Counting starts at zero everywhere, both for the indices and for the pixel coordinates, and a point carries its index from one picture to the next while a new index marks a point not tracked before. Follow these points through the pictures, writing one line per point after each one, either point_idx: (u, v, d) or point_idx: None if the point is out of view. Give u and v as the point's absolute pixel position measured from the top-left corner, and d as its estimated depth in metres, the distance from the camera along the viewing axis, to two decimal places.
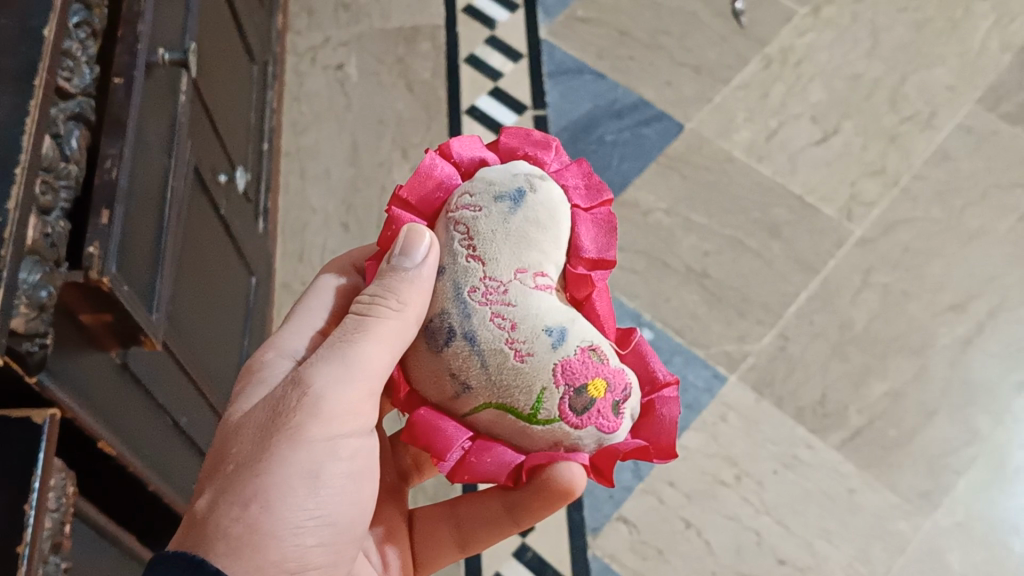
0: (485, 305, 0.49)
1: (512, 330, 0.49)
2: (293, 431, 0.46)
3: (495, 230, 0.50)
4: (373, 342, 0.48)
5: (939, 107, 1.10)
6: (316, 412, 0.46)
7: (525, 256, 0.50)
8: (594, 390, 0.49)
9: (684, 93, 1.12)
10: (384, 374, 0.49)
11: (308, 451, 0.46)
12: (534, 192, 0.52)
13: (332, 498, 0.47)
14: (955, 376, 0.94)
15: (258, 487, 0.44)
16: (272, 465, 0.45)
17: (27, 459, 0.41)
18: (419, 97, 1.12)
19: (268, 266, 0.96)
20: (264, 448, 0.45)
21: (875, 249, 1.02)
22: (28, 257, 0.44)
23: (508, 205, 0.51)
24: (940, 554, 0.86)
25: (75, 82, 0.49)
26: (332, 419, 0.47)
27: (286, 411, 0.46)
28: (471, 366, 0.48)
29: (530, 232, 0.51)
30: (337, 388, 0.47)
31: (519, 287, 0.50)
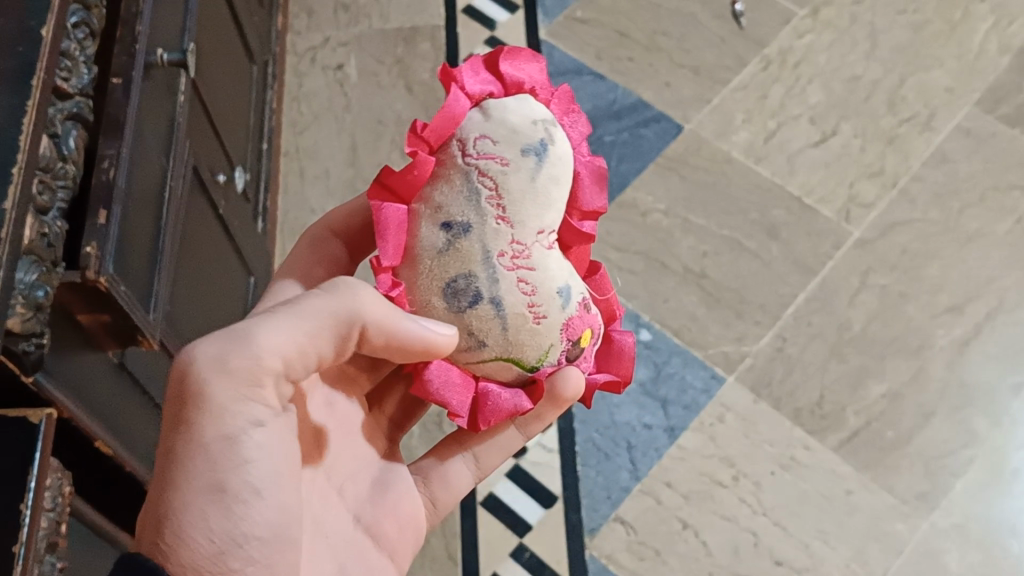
0: (512, 267, 0.50)
1: (531, 292, 0.51)
2: (186, 426, 0.45)
3: (523, 188, 0.50)
4: (274, 327, 0.46)
5: (937, 109, 1.10)
6: (207, 408, 0.45)
7: (546, 217, 0.52)
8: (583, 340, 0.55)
9: (683, 94, 1.12)
10: (287, 355, 0.47)
11: (220, 448, 0.45)
12: (554, 142, 0.52)
13: (254, 499, 0.46)
14: (953, 377, 0.94)
15: (169, 485, 0.44)
16: (184, 462, 0.44)
17: (24, 458, 0.41)
18: (418, 98, 1.12)
19: (267, 265, 0.97)
20: (170, 443, 0.45)
21: (873, 250, 1.02)
22: (25, 258, 0.44)
23: (536, 158, 0.51)
24: (937, 556, 0.87)
25: (72, 82, 0.50)
26: (221, 417, 0.45)
27: (178, 401, 0.45)
28: (494, 327, 0.51)
29: (553, 189, 0.51)
30: (242, 378, 0.45)
31: (539, 246, 0.52)
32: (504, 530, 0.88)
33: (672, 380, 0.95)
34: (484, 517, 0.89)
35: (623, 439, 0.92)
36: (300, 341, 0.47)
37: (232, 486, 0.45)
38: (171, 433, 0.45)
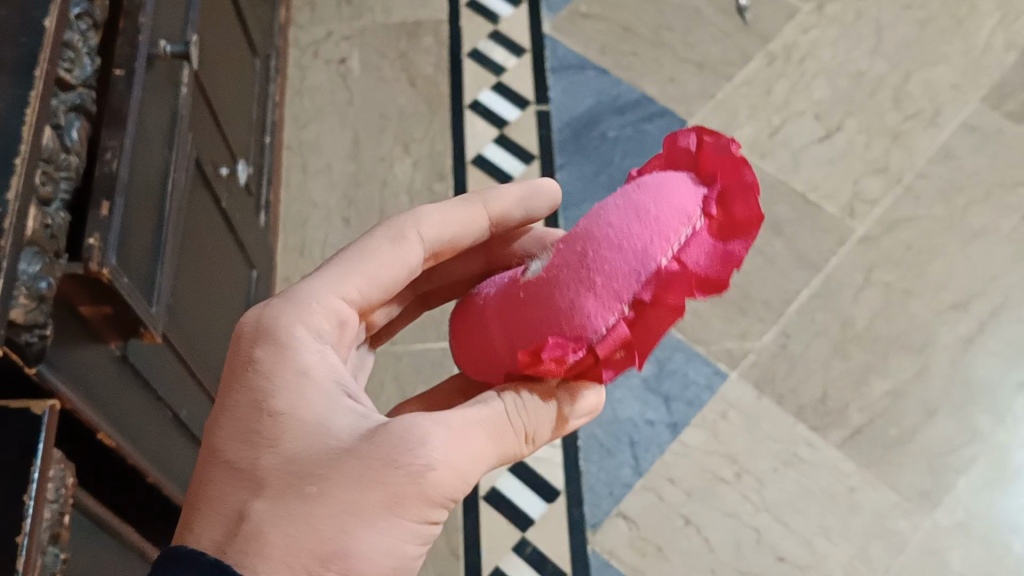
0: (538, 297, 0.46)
1: None
2: (397, 501, 0.39)
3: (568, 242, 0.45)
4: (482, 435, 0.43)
5: (942, 105, 1.09)
6: (425, 495, 0.40)
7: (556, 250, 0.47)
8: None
9: (687, 89, 1.12)
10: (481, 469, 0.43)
11: (399, 534, 0.39)
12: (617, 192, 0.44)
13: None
14: (957, 374, 0.94)
15: (342, 545, 0.38)
16: (361, 527, 0.38)
17: (27, 449, 0.41)
18: (421, 92, 1.12)
19: (269, 259, 0.96)
20: (356, 497, 0.39)
21: (877, 247, 1.01)
22: (28, 248, 0.43)
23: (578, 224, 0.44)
24: (940, 553, 0.86)
25: (75, 73, 0.49)
26: (430, 500, 0.40)
27: (402, 468, 0.39)
28: None
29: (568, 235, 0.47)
30: (458, 479, 0.41)
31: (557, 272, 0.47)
32: (507, 526, 0.89)
33: (675, 376, 0.95)
34: (486, 512, 0.89)
35: (626, 435, 0.92)
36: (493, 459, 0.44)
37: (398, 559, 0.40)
38: (370, 474, 0.39)
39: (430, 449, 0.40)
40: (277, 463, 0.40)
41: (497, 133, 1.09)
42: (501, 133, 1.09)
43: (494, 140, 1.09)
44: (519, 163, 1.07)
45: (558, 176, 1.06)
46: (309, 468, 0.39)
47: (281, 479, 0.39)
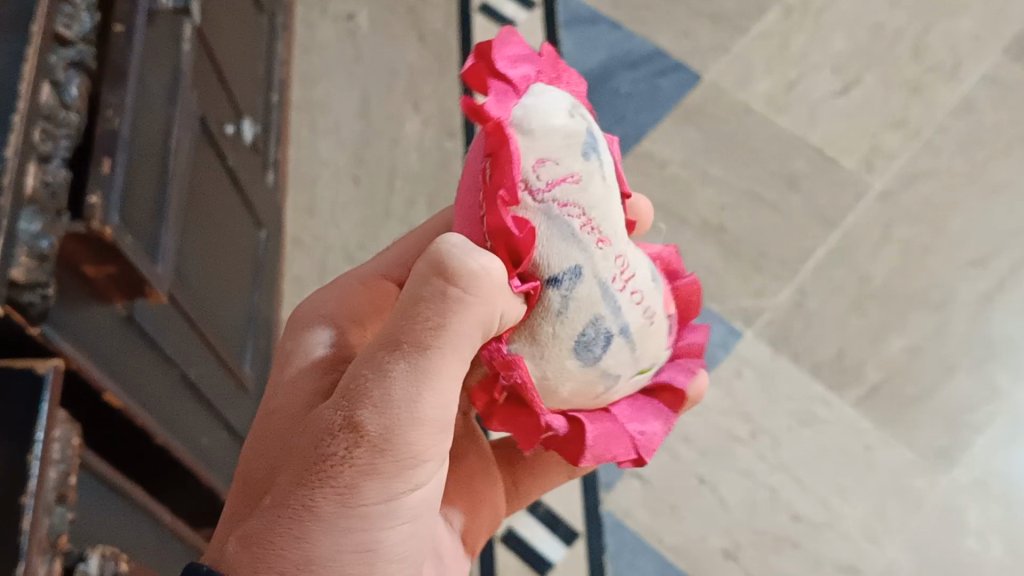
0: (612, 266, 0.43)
1: (626, 280, 0.43)
2: (343, 498, 0.37)
3: (604, 197, 0.43)
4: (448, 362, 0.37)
5: (963, 57, 1.07)
6: (375, 476, 0.37)
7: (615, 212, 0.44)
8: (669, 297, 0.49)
9: (701, 43, 1.09)
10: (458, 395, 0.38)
11: (364, 522, 0.38)
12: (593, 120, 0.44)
13: (393, 553, 0.40)
14: (976, 332, 0.93)
15: (303, 559, 0.37)
16: (317, 538, 0.37)
17: (31, 409, 0.41)
18: (431, 48, 1.10)
19: (278, 219, 0.96)
20: (303, 505, 0.37)
21: (896, 202, 1.00)
22: (29, 207, 0.43)
23: (594, 152, 0.43)
24: (957, 512, 0.86)
25: (74, 29, 0.48)
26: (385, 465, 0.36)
27: (335, 461, 0.36)
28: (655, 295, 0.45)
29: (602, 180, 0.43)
30: (409, 443, 0.36)
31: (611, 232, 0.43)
32: None
33: None
34: None
35: None
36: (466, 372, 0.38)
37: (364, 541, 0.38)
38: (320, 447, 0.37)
39: (360, 428, 0.36)
40: None
41: None
42: None
43: None
44: None
45: None
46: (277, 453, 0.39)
47: None
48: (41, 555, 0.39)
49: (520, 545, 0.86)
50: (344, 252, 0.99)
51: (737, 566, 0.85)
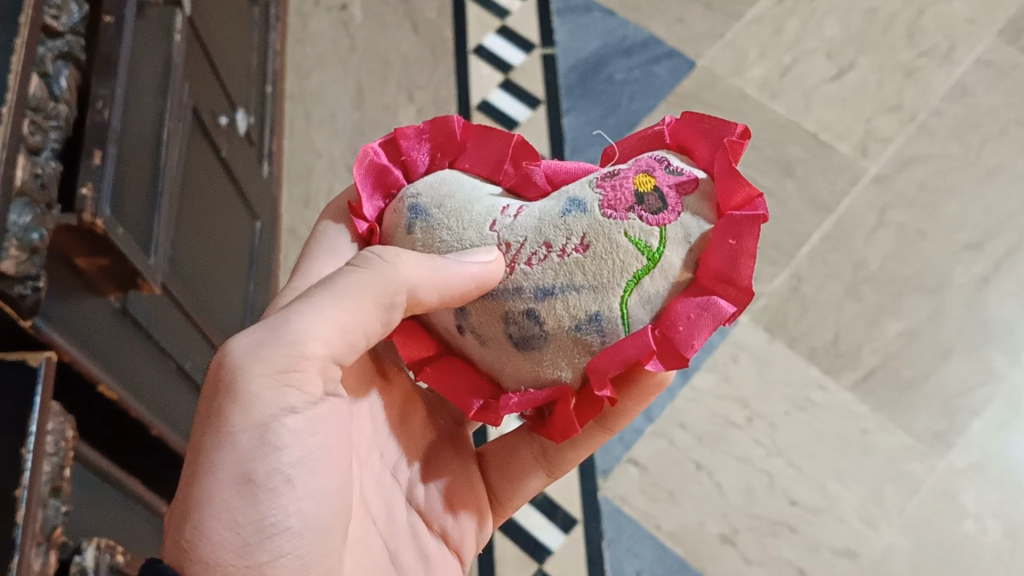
0: (511, 266, 0.46)
1: (550, 247, 0.46)
2: (217, 423, 0.42)
3: (437, 236, 0.49)
4: (323, 303, 0.44)
5: (958, 41, 1.07)
6: (240, 396, 0.42)
7: (476, 212, 0.49)
8: (646, 186, 0.45)
9: (694, 29, 1.09)
10: (330, 343, 0.44)
11: (239, 449, 0.42)
12: (417, 191, 0.50)
13: (282, 497, 0.42)
14: (972, 315, 0.93)
15: (191, 496, 0.41)
16: (201, 471, 0.41)
17: (23, 402, 0.41)
18: (424, 37, 1.10)
19: (273, 210, 0.96)
20: (194, 448, 0.42)
21: (891, 186, 1.00)
22: (18, 199, 0.43)
23: (419, 217, 0.49)
24: (954, 495, 0.86)
25: (62, 21, 0.48)
26: (256, 390, 0.42)
27: (214, 394, 0.43)
28: (579, 220, 0.45)
29: (452, 200, 0.49)
30: (263, 367, 0.42)
31: (505, 225, 0.48)
32: None
33: None
34: None
35: None
36: (342, 329, 0.45)
37: (258, 475, 0.42)
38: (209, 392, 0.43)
39: (226, 357, 0.43)
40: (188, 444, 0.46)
41: (502, 78, 1.07)
42: (506, 77, 1.07)
43: (499, 85, 1.07)
44: (525, 108, 1.06)
45: (564, 121, 1.05)
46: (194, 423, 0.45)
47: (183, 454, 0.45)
48: (34, 547, 0.40)
49: (518, 533, 0.86)
50: None
51: (735, 550, 0.85)
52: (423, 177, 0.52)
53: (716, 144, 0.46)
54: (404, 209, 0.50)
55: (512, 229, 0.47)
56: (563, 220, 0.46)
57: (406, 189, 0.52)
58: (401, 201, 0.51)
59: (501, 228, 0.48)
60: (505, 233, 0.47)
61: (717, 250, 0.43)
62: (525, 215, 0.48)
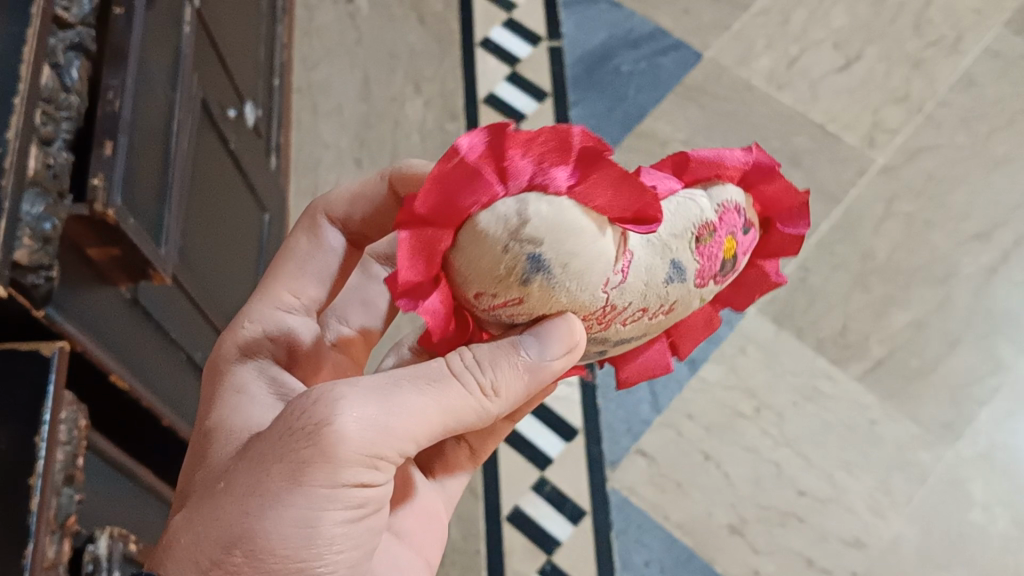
0: (605, 325, 0.38)
1: (645, 311, 0.38)
2: (297, 469, 0.38)
3: (549, 297, 0.36)
4: (425, 396, 0.40)
5: (965, 31, 1.07)
6: (331, 458, 0.38)
7: (601, 272, 0.35)
8: (730, 252, 0.40)
9: (701, 20, 1.09)
10: (421, 433, 0.40)
11: (310, 502, 0.38)
12: (541, 239, 0.33)
13: (326, 555, 0.40)
14: (979, 305, 0.93)
15: (246, 530, 0.38)
16: (264, 509, 0.38)
17: (37, 391, 0.42)
18: (431, 29, 1.10)
19: (281, 202, 0.96)
20: (258, 477, 0.38)
21: (898, 177, 1.00)
22: (31, 188, 0.43)
23: (541, 274, 0.34)
24: (962, 485, 0.86)
25: (73, 12, 0.48)
26: (342, 464, 0.38)
27: (300, 435, 0.38)
28: (677, 290, 0.38)
29: (579, 262, 0.34)
30: (359, 446, 0.38)
31: (618, 286, 0.36)
32: (525, 463, 0.89)
33: None
34: (505, 451, 0.89)
35: None
36: (434, 424, 0.41)
37: (316, 537, 0.39)
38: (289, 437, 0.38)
39: (331, 407, 0.38)
40: (236, 457, 0.41)
41: (509, 70, 1.07)
42: (513, 69, 1.07)
43: (506, 77, 1.07)
44: (532, 99, 1.06)
45: (571, 114, 1.05)
46: (254, 444, 0.40)
47: (232, 468, 0.40)
48: (49, 535, 0.40)
49: (527, 524, 0.86)
50: None
51: (743, 541, 0.85)
52: (537, 205, 0.33)
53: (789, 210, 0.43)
54: (517, 255, 0.34)
55: (623, 292, 0.37)
56: (664, 289, 0.38)
57: (511, 215, 0.33)
58: (514, 244, 0.33)
59: (613, 291, 0.36)
60: (613, 296, 0.37)
61: (739, 291, 0.45)
62: (634, 273, 0.36)
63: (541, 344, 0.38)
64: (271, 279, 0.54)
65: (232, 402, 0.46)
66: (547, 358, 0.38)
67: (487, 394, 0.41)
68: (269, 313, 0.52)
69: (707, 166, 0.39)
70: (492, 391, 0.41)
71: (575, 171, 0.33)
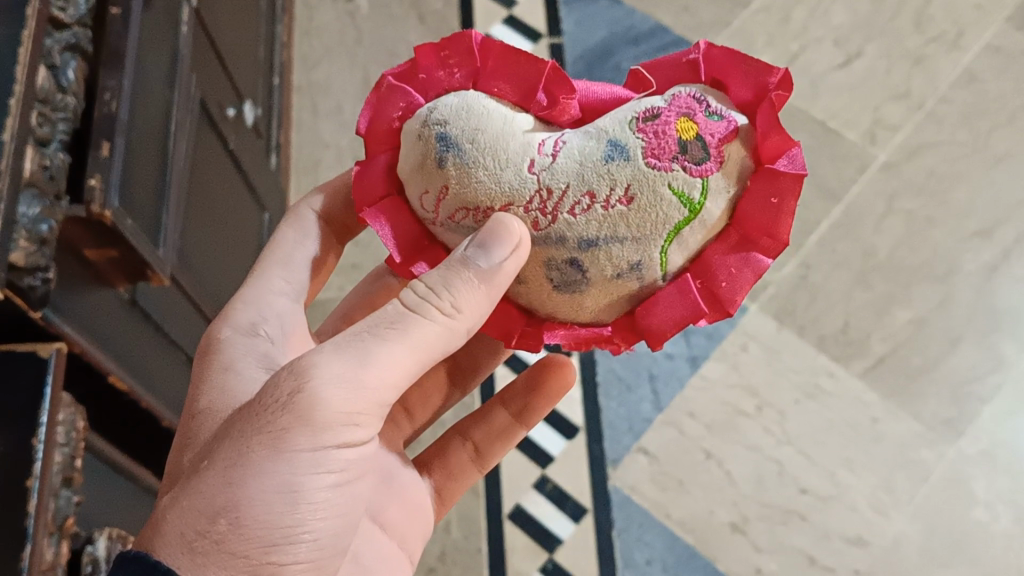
0: (554, 216, 0.43)
1: (591, 197, 0.43)
2: (276, 437, 0.39)
3: (473, 175, 0.44)
4: (396, 347, 0.41)
5: (966, 27, 1.06)
6: (310, 420, 0.39)
7: (512, 149, 0.44)
8: (689, 132, 0.42)
9: (701, 17, 1.09)
10: (397, 383, 0.42)
11: (291, 466, 0.39)
12: (444, 120, 0.44)
13: (314, 516, 0.40)
14: (981, 302, 0.93)
15: (230, 501, 0.38)
16: (246, 478, 0.38)
17: (34, 394, 0.42)
18: (431, 27, 1.10)
19: (281, 202, 0.96)
20: (239, 450, 0.39)
21: (899, 174, 0.99)
22: (27, 191, 0.43)
23: (450, 152, 0.44)
24: (964, 483, 0.85)
25: (69, 12, 0.48)
26: (320, 424, 0.39)
27: (275, 407, 0.39)
28: (624, 171, 0.42)
29: (482, 135, 0.44)
30: (336, 404, 0.39)
31: (546, 164, 0.43)
32: (526, 463, 0.89)
33: None
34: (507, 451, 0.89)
35: (645, 369, 0.92)
36: (408, 372, 0.42)
37: (302, 495, 0.39)
38: (265, 410, 0.39)
39: (303, 375, 0.39)
40: (213, 438, 0.41)
41: None
42: None
43: None
44: None
45: None
46: (230, 423, 0.41)
47: (209, 446, 0.41)
48: (47, 537, 0.40)
49: (528, 523, 0.86)
50: None
51: (745, 539, 0.85)
52: (442, 100, 0.45)
53: (760, 92, 0.42)
54: (429, 139, 0.45)
55: (554, 173, 0.43)
56: (605, 168, 0.43)
57: (425, 115, 0.45)
58: (425, 128, 0.45)
59: (541, 171, 0.43)
60: (545, 178, 0.43)
61: (761, 208, 0.42)
62: (565, 155, 0.43)
63: (486, 251, 0.41)
64: (261, 265, 0.54)
65: (219, 382, 0.47)
66: (493, 262, 0.41)
67: (452, 317, 0.42)
68: (260, 296, 0.52)
69: (668, 69, 0.45)
70: (454, 310, 0.42)
71: (480, 67, 0.46)
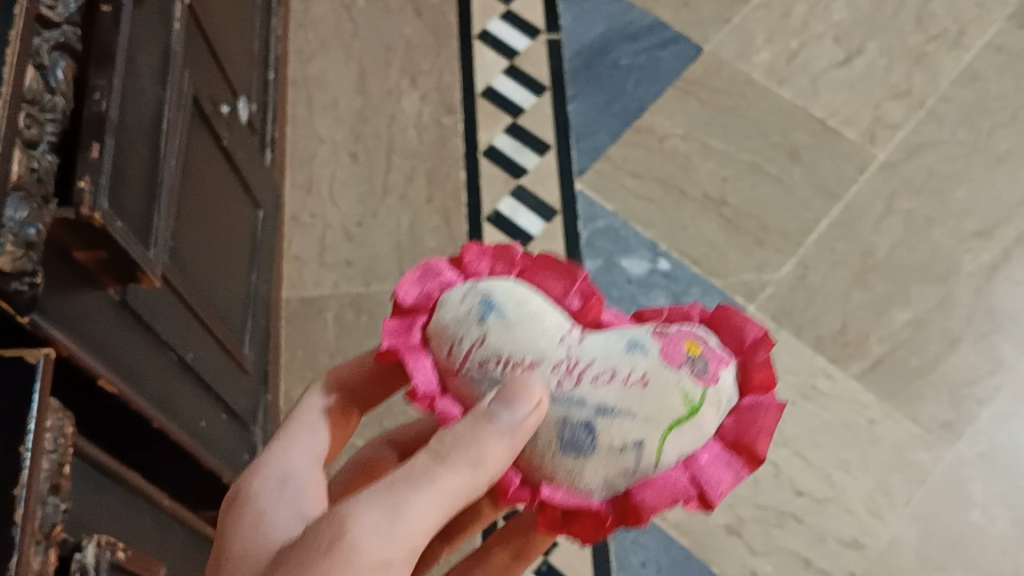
0: (577, 381, 0.43)
1: (614, 374, 0.43)
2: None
3: (512, 336, 0.44)
4: (431, 500, 0.39)
5: (968, 25, 1.05)
6: (348, 569, 0.36)
7: (551, 325, 0.45)
8: (698, 351, 0.44)
9: (701, 13, 1.08)
10: (428, 537, 0.39)
11: None
12: (491, 288, 0.45)
13: None
14: (980, 304, 0.92)
15: None
16: None
17: (21, 398, 0.41)
18: (428, 21, 1.09)
19: (275, 198, 0.95)
20: None
21: (899, 173, 0.99)
22: (15, 193, 0.42)
23: (494, 313, 0.44)
24: (962, 485, 0.85)
25: (59, 10, 0.47)
26: (359, 574, 0.37)
27: (314, 553, 0.37)
28: (640, 359, 0.43)
29: (529, 306, 0.45)
30: (377, 554, 0.37)
31: (575, 344, 0.44)
32: None
33: None
34: None
35: None
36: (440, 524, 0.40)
37: None
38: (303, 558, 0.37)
39: (343, 524, 0.37)
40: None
41: (506, 64, 1.06)
42: (510, 63, 1.06)
43: (503, 70, 1.06)
44: (529, 93, 1.05)
45: (569, 108, 1.03)
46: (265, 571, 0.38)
47: None
48: (34, 545, 0.40)
49: None
50: (343, 230, 0.99)
51: (740, 541, 0.84)
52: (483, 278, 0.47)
53: (751, 343, 0.46)
54: (471, 302, 0.45)
55: (580, 348, 0.44)
56: (626, 355, 0.44)
57: (467, 286, 0.46)
58: (471, 291, 0.45)
59: (567, 344, 0.44)
60: (570, 350, 0.44)
61: (746, 427, 0.44)
62: (589, 340, 0.45)
63: (510, 407, 0.40)
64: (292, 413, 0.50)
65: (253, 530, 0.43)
66: (515, 419, 0.40)
67: (478, 469, 0.40)
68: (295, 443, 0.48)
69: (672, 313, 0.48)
70: (479, 463, 0.40)
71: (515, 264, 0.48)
